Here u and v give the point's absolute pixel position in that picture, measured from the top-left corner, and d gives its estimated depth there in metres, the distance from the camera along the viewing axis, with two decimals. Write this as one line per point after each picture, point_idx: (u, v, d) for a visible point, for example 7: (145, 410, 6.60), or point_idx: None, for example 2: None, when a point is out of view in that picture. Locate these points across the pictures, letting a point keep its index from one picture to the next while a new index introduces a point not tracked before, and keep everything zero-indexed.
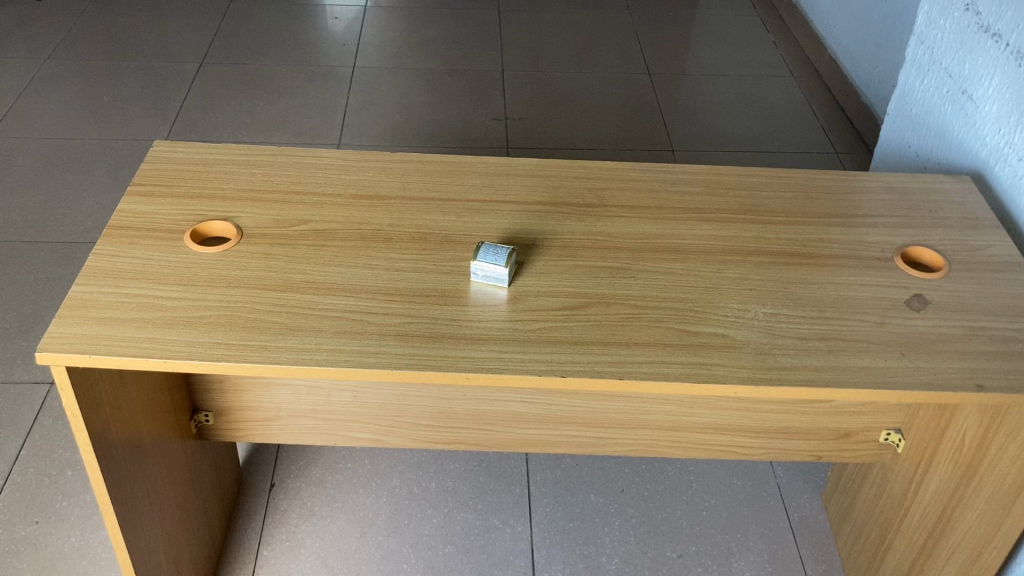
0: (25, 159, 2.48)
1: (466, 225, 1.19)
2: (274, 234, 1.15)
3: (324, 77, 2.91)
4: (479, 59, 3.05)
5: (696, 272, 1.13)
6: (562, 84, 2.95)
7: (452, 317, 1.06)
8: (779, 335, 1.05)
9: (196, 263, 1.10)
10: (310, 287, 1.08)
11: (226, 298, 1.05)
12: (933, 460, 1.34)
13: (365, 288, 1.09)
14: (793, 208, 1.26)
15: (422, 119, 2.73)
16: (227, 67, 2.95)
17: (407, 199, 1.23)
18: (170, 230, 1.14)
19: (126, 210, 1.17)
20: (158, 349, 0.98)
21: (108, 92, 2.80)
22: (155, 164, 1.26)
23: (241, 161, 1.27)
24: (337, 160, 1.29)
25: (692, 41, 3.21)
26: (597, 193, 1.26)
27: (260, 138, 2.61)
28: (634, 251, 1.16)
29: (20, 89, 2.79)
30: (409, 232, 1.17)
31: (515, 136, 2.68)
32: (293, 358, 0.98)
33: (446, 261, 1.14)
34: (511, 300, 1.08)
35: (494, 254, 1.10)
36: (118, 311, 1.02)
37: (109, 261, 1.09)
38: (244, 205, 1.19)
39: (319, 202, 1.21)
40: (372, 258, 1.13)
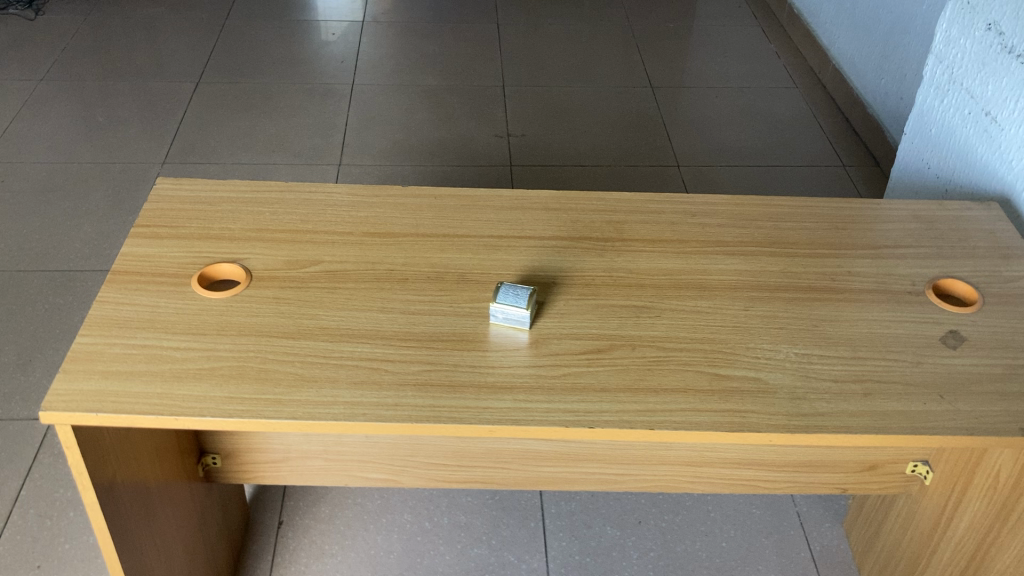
0: (20, 184, 2.43)
1: (483, 262, 1.15)
2: (285, 277, 1.11)
3: (324, 95, 2.87)
4: (479, 75, 3.01)
5: (724, 310, 1.10)
6: (564, 98, 2.91)
7: (472, 363, 1.01)
8: (812, 378, 1.01)
9: (205, 311, 1.06)
10: (323, 333, 1.04)
11: (237, 349, 1.01)
12: (963, 497, 1.30)
13: (381, 334, 1.04)
14: (819, 239, 1.22)
15: (424, 137, 2.69)
16: (225, 86, 2.91)
17: (420, 236, 1.19)
18: (176, 275, 1.10)
19: (130, 254, 1.13)
20: (167, 405, 0.94)
21: (103, 114, 2.75)
22: (159, 203, 1.21)
23: (248, 198, 1.23)
24: (348, 196, 1.25)
25: (694, 53, 3.18)
26: (616, 226, 1.22)
27: (259, 160, 2.56)
28: (659, 287, 1.12)
29: (13, 112, 2.74)
30: (423, 272, 1.13)
31: (518, 153, 2.64)
32: (308, 412, 0.94)
33: (464, 302, 1.09)
34: (533, 344, 1.04)
35: (514, 296, 1.06)
36: (125, 364, 0.98)
37: (115, 310, 1.05)
38: (252, 245, 1.15)
39: (329, 241, 1.17)
40: (387, 301, 1.09)
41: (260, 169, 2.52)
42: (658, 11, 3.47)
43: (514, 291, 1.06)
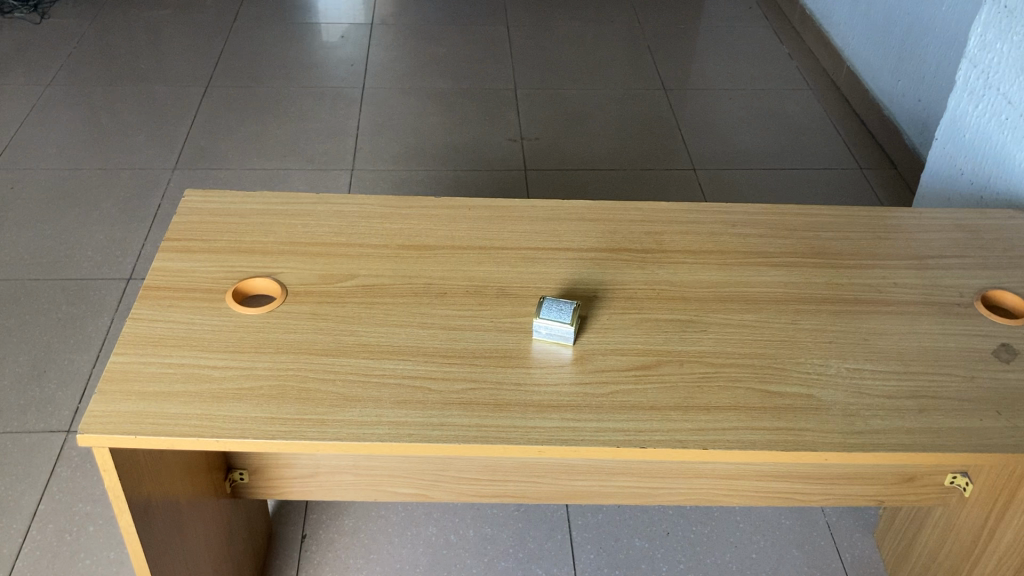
0: (29, 191, 2.40)
1: (522, 275, 1.12)
2: (321, 292, 1.09)
3: (334, 99, 2.85)
4: (490, 78, 2.98)
5: (771, 324, 1.07)
6: (577, 100, 2.88)
7: (517, 380, 0.99)
8: (865, 394, 0.99)
9: (241, 327, 1.03)
10: (363, 350, 1.02)
11: (277, 368, 0.99)
12: (1001, 520, 1.28)
13: (422, 350, 1.02)
14: (862, 249, 1.20)
15: (437, 140, 2.66)
16: (234, 90, 2.88)
17: (457, 248, 1.16)
18: (209, 290, 1.08)
19: (162, 269, 1.10)
20: (209, 427, 0.92)
21: (112, 119, 2.72)
22: (189, 216, 1.19)
23: (279, 210, 1.21)
24: (380, 207, 1.23)
25: (707, 53, 3.15)
26: (655, 237, 1.20)
27: (271, 165, 2.54)
28: (703, 300, 1.10)
29: (21, 118, 2.71)
30: (461, 285, 1.11)
31: (533, 156, 2.61)
32: (353, 433, 0.92)
33: (505, 317, 1.07)
34: (578, 360, 1.02)
35: (558, 310, 1.03)
36: (162, 384, 0.96)
37: (149, 327, 1.02)
38: (286, 260, 1.13)
39: (364, 254, 1.14)
40: (427, 316, 1.06)
41: (273, 175, 2.49)
42: (669, 12, 3.44)
43: (558, 306, 1.04)
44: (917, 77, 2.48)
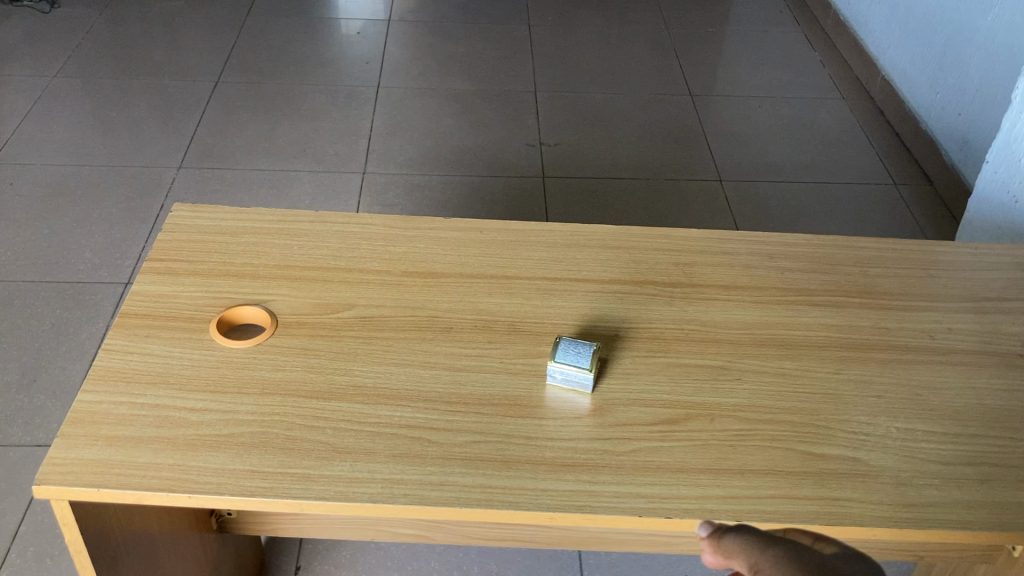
0: (29, 188, 2.32)
1: (537, 310, 1.02)
2: (315, 324, 0.98)
3: (348, 98, 2.74)
4: (509, 79, 2.87)
5: (813, 374, 0.96)
6: (599, 104, 2.76)
7: (528, 434, 0.88)
8: (919, 458, 0.88)
9: (225, 363, 0.93)
10: (357, 392, 0.91)
11: (260, 411, 0.89)
12: None
13: (423, 394, 0.91)
14: (912, 288, 1.09)
15: (452, 144, 2.55)
16: (245, 86, 2.79)
17: (465, 275, 1.06)
18: (192, 319, 0.98)
19: (143, 293, 1.00)
20: (180, 480, 0.82)
21: (118, 114, 2.64)
22: (175, 233, 1.09)
23: (273, 229, 1.11)
24: (385, 226, 1.13)
25: (736, 58, 3.03)
26: (685, 269, 1.09)
27: (280, 165, 2.44)
28: (737, 344, 0.99)
29: (25, 110, 2.62)
30: (469, 319, 1.00)
31: (552, 162, 2.49)
32: (341, 492, 0.82)
33: (516, 357, 0.96)
34: (597, 411, 0.91)
35: (575, 353, 0.93)
36: (133, 427, 0.86)
37: (123, 360, 0.92)
38: (278, 285, 1.03)
39: (364, 281, 1.04)
40: (430, 355, 0.96)
41: (281, 176, 2.39)
42: (697, 13, 3.32)
43: (576, 349, 0.93)
44: (955, 90, 2.35)
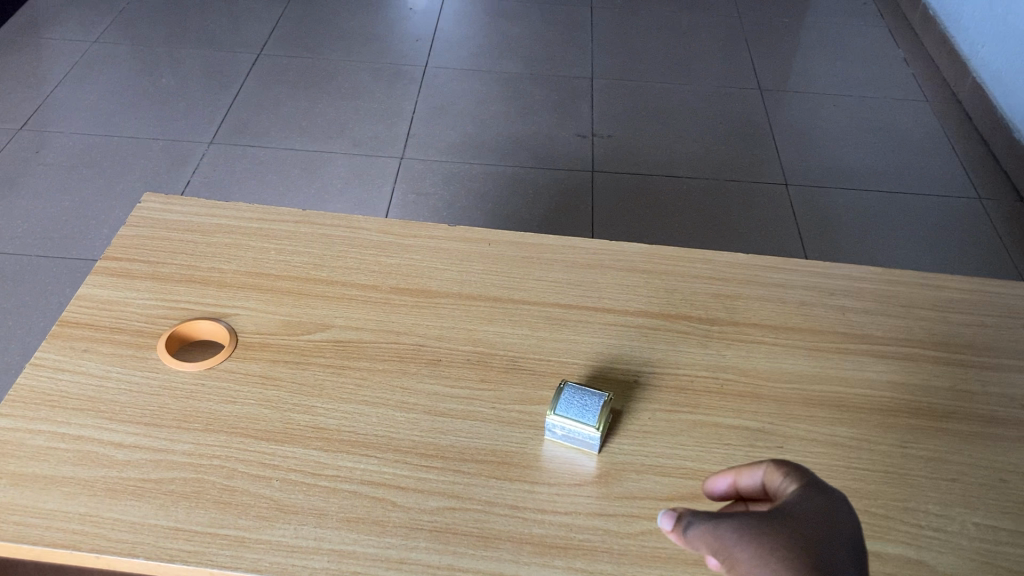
0: (55, 157, 2.19)
1: (544, 345, 0.86)
2: (281, 347, 0.84)
3: (393, 77, 2.51)
4: (565, 62, 2.60)
5: (872, 447, 0.79)
6: (662, 93, 2.47)
7: (515, 503, 0.72)
8: (1000, 566, 0.70)
9: (168, 388, 0.80)
10: (317, 434, 0.77)
11: (198, 453, 0.75)
12: None
13: (393, 444, 0.76)
14: (1001, 343, 0.90)
15: (499, 131, 2.31)
16: (288, 59, 2.58)
17: (464, 297, 0.90)
18: (141, 333, 0.84)
19: (90, 298, 0.87)
20: (88, 535, 0.68)
21: (154, 83, 2.47)
22: (141, 228, 0.96)
23: (253, 230, 0.96)
24: (380, 233, 0.98)
25: (813, 49, 2.74)
26: (727, 302, 0.92)
27: (314, 146, 2.25)
28: (782, 403, 0.82)
29: (61, 75, 2.47)
30: (460, 352, 0.85)
31: (603, 156, 2.23)
32: (277, 564, 0.67)
33: (512, 403, 0.80)
34: (602, 478, 0.75)
35: (579, 405, 0.76)
36: (47, 463, 0.73)
37: (52, 379, 0.79)
38: (245, 297, 0.88)
39: (345, 297, 0.89)
40: (410, 393, 0.81)
41: (314, 158, 2.20)
42: None
43: (583, 399, 0.76)
44: None
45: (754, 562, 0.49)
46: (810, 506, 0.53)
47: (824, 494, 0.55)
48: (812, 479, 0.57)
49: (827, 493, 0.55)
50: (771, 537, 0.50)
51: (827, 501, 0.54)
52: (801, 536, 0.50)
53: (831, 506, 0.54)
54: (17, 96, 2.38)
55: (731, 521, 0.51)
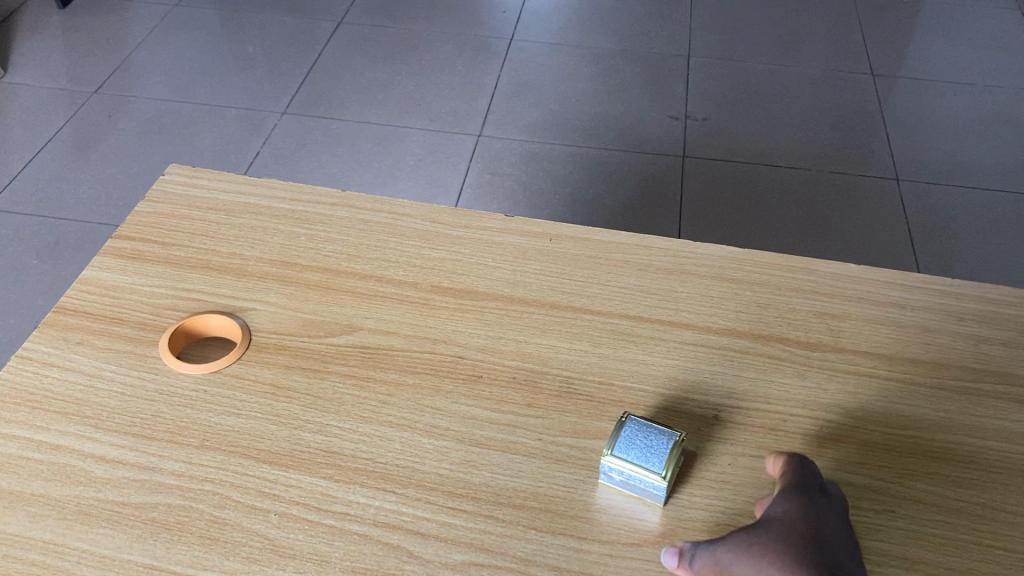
0: (127, 121, 2.12)
1: (604, 365, 0.72)
2: (299, 350, 0.73)
3: (475, 49, 2.37)
4: (660, 40, 2.41)
5: (1010, 519, 0.62)
6: (764, 75, 2.27)
7: (556, 564, 0.59)
8: None
9: (166, 393, 0.69)
10: (328, 459, 0.65)
11: (188, 475, 0.63)
12: None
13: (417, 478, 0.64)
14: None
15: (583, 110, 2.15)
16: (370, 28, 2.45)
17: (515, 302, 0.77)
18: (144, 325, 0.74)
19: (94, 283, 0.77)
20: (49, 569, 0.58)
21: (233, 47, 2.38)
22: (162, 205, 0.85)
23: (284, 211, 0.85)
24: (426, 221, 0.85)
25: (937, 25, 2.48)
26: (830, 323, 0.76)
27: (390, 120, 2.13)
28: (893, 454, 0.67)
29: (141, 38, 2.40)
30: (506, 368, 0.72)
31: (695, 141, 2.06)
32: None
33: (562, 435, 0.67)
34: (667, 538, 0.61)
35: (643, 443, 0.62)
36: (17, 476, 0.63)
37: (38, 376, 0.70)
38: (265, 289, 0.77)
39: (379, 295, 0.77)
40: (441, 416, 0.68)
41: (388, 132, 2.09)
42: None
43: (648, 438, 0.63)
44: None
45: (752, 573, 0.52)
46: (796, 506, 0.57)
47: (807, 492, 0.58)
48: (795, 476, 0.60)
49: (814, 495, 0.58)
50: (762, 548, 0.53)
51: (816, 504, 0.57)
52: (803, 548, 0.53)
53: (814, 503, 0.57)
54: (95, 58, 2.33)
55: (724, 545, 0.55)
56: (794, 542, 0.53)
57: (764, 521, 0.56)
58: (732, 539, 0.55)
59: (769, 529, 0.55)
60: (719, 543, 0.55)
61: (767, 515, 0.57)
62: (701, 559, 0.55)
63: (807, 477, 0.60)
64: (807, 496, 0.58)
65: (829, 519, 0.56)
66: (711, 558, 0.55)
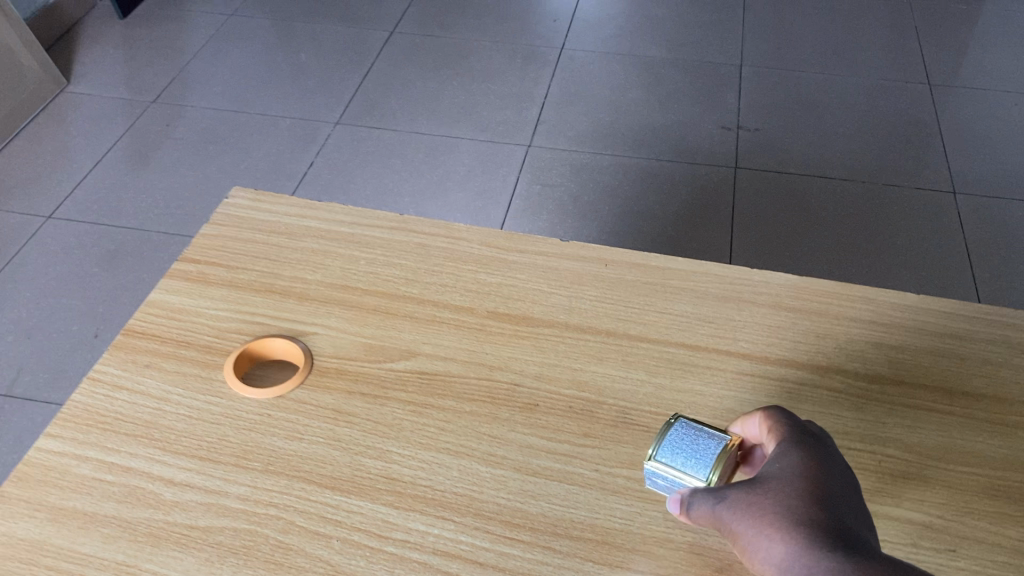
0: (184, 130, 2.16)
1: (659, 396, 0.72)
2: (360, 375, 0.74)
3: (526, 59, 2.38)
4: (712, 48, 2.39)
5: None
6: (816, 85, 2.25)
7: None
8: None
9: (231, 416, 0.71)
10: (388, 486, 0.66)
11: (253, 499, 0.65)
12: None
13: (476, 506, 0.65)
14: None
15: (634, 121, 2.15)
16: (421, 38, 2.47)
17: (571, 330, 0.78)
18: (210, 349, 0.76)
19: (162, 306, 0.80)
20: None
21: (288, 57, 2.42)
22: (226, 227, 0.88)
23: (344, 235, 0.87)
24: (482, 245, 0.86)
25: (996, 33, 2.43)
26: (890, 355, 0.76)
27: (441, 130, 2.15)
28: (955, 491, 0.66)
29: (197, 49, 2.45)
30: (562, 397, 0.72)
31: (747, 152, 2.04)
32: None
33: (619, 466, 0.68)
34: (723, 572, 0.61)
35: (687, 445, 0.59)
36: (90, 497, 0.65)
37: (108, 398, 0.72)
38: (326, 313, 0.79)
39: (436, 320, 0.79)
40: (499, 445, 0.69)
41: (438, 143, 2.11)
42: None
43: (695, 442, 0.59)
44: None
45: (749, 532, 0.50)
46: (796, 458, 0.54)
47: (810, 444, 0.55)
48: (796, 427, 0.57)
49: (815, 449, 0.55)
50: (760, 507, 0.51)
51: (817, 458, 0.54)
52: (803, 505, 0.50)
53: (817, 455, 0.54)
54: (154, 67, 2.38)
55: (723, 500, 0.53)
56: (797, 501, 0.51)
57: (764, 477, 0.53)
58: (733, 499, 0.52)
59: (769, 488, 0.52)
60: (719, 498, 0.53)
61: (768, 470, 0.54)
62: (701, 508, 0.54)
63: (810, 432, 0.56)
64: (810, 452, 0.55)
65: (836, 473, 0.53)
66: (711, 511, 0.53)
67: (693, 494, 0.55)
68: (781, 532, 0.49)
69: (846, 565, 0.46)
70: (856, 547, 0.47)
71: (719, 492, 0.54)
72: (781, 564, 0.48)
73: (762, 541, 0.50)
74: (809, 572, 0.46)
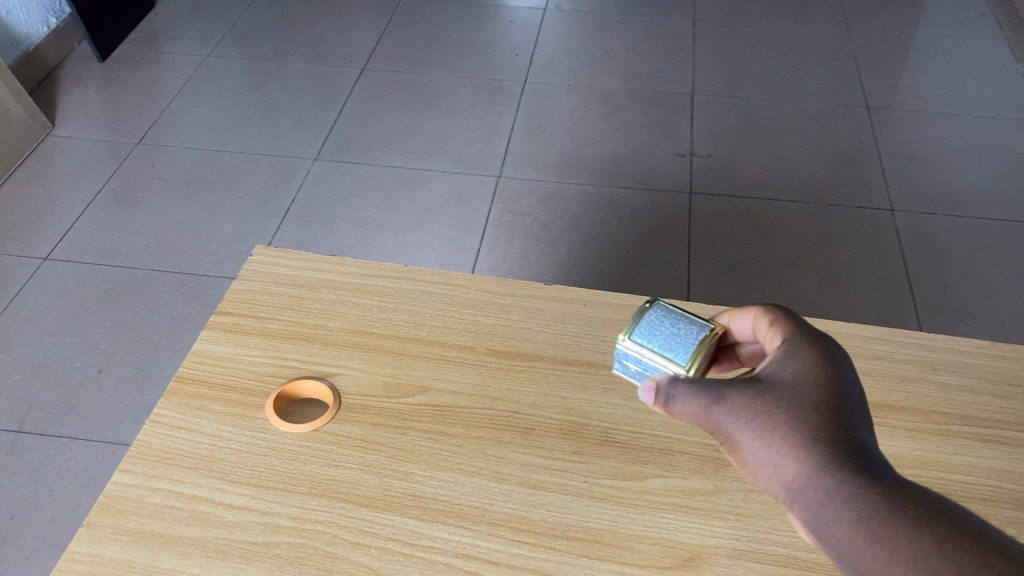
0: (169, 171, 2.26)
1: (635, 418, 0.87)
2: (382, 408, 0.87)
3: (492, 93, 2.52)
4: (666, 79, 2.56)
5: None
6: (763, 112, 2.41)
7: None
8: None
9: (276, 448, 0.84)
10: (414, 502, 0.79)
11: (302, 518, 0.78)
12: None
13: (488, 516, 0.78)
14: None
15: (595, 151, 2.30)
16: (391, 74, 2.61)
17: (559, 362, 0.92)
18: (251, 391, 0.89)
19: (205, 355, 0.92)
20: None
21: (264, 97, 2.53)
22: (253, 284, 1.01)
23: (357, 286, 1.00)
24: (478, 290, 1.00)
25: (926, 58, 2.63)
26: None
27: (415, 164, 2.27)
28: None
29: (175, 91, 2.56)
30: (553, 421, 0.86)
31: (702, 177, 2.20)
32: None
33: (603, 478, 0.82)
34: (692, 561, 0.75)
35: (663, 337, 0.66)
36: (164, 522, 0.77)
37: (168, 437, 0.84)
38: (348, 356, 0.92)
39: (443, 359, 0.92)
40: (503, 464, 0.83)
41: (413, 177, 2.23)
42: None
43: (674, 334, 0.66)
44: None
45: (765, 443, 0.54)
46: (805, 365, 0.57)
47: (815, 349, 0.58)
48: (801, 332, 0.60)
49: (818, 353, 0.58)
50: (774, 418, 0.54)
51: (821, 364, 0.57)
52: (819, 421, 0.54)
53: (822, 362, 0.57)
54: (135, 109, 2.48)
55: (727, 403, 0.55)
56: (808, 417, 0.54)
57: (775, 384, 0.56)
58: (743, 404, 0.55)
59: (777, 398, 0.55)
60: (724, 398, 0.55)
61: (777, 375, 0.57)
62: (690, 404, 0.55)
63: (810, 335, 0.60)
64: (812, 357, 0.58)
65: (838, 376, 0.57)
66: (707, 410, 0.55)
67: (675, 387, 0.56)
68: (802, 451, 0.53)
69: (864, 491, 0.51)
70: (870, 467, 0.52)
71: (721, 391, 0.55)
72: (793, 483, 0.53)
73: (780, 456, 0.53)
74: (832, 496, 0.51)
